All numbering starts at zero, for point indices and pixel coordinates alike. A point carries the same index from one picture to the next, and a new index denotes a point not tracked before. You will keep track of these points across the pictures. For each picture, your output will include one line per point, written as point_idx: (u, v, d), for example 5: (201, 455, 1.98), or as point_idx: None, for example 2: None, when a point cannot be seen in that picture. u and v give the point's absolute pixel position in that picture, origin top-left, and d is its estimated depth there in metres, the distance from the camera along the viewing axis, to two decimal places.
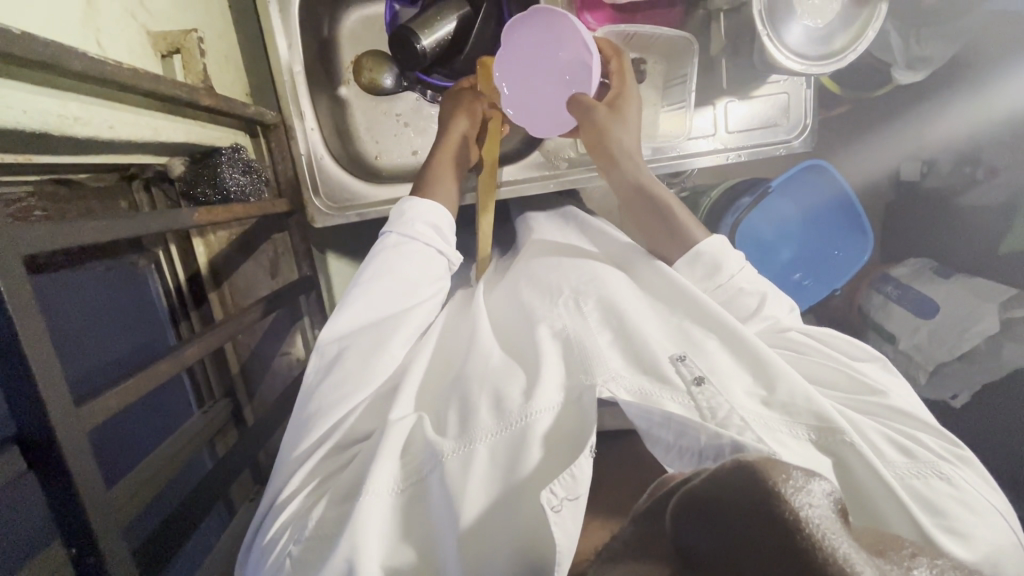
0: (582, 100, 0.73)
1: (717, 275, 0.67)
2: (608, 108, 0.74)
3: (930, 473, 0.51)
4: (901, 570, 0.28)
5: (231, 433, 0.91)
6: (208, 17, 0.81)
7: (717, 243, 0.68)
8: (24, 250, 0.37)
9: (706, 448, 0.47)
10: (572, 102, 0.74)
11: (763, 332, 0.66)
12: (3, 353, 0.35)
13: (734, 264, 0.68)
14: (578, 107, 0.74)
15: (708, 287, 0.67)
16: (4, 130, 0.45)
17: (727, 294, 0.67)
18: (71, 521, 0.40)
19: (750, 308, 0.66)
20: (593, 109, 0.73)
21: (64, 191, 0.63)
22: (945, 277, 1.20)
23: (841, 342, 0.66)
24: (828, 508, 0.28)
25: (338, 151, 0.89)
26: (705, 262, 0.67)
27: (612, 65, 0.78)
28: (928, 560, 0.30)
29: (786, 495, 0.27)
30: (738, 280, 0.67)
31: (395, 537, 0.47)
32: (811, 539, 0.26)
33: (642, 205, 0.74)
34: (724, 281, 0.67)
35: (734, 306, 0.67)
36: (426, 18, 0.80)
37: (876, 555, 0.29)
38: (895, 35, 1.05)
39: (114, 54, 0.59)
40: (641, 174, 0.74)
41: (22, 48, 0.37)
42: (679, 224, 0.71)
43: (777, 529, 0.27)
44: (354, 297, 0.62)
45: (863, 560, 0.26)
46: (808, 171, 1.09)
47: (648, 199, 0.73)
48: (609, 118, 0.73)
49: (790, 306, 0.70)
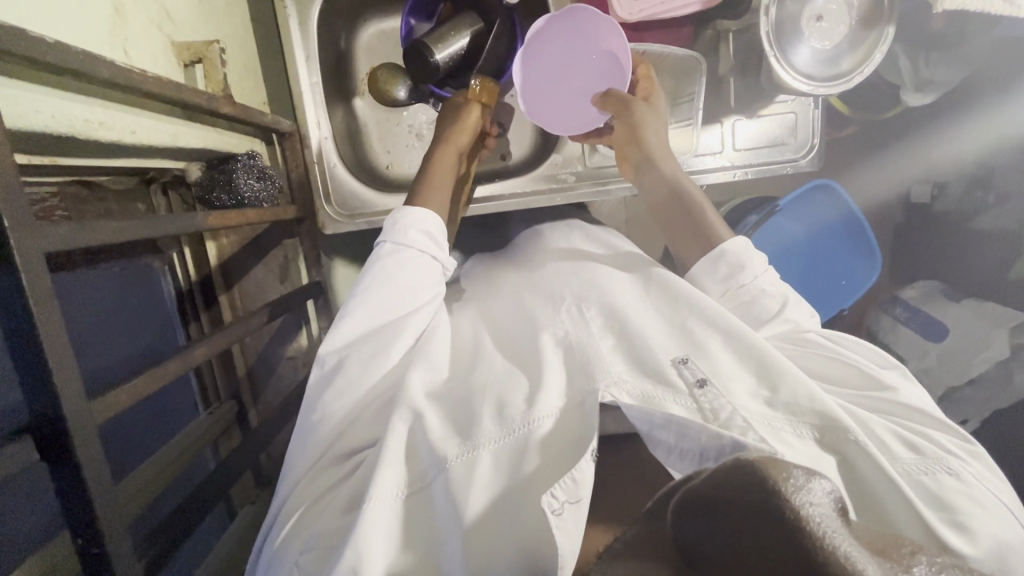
0: (620, 95, 0.79)
1: (739, 275, 0.67)
2: (645, 104, 0.79)
3: (937, 469, 0.51)
4: (902, 569, 0.28)
5: (235, 434, 0.93)
6: (229, 28, 0.84)
7: (740, 244, 0.69)
8: (47, 247, 0.39)
9: (707, 448, 0.46)
10: (609, 97, 0.80)
11: (781, 335, 0.66)
12: (24, 345, 0.37)
13: (758, 265, 0.68)
14: (615, 101, 0.79)
15: (728, 287, 0.68)
16: (34, 133, 0.47)
17: (748, 295, 0.67)
18: (77, 510, 0.41)
19: (771, 310, 0.66)
20: (630, 103, 0.78)
21: (86, 193, 0.66)
22: (954, 300, 1.19)
23: (852, 343, 0.66)
24: (829, 507, 0.28)
25: (350, 159, 0.91)
26: (728, 262, 0.68)
27: (641, 69, 0.83)
28: (930, 558, 0.30)
29: (787, 493, 0.28)
30: (763, 280, 0.68)
31: (403, 539, 0.49)
32: (812, 538, 0.26)
33: (670, 199, 0.76)
34: (747, 281, 0.67)
35: (755, 308, 0.67)
36: (440, 33, 0.82)
37: (877, 555, 0.29)
38: (903, 58, 1.07)
39: (139, 62, 0.61)
40: (679, 174, 0.77)
41: (55, 55, 0.40)
42: (702, 219, 0.73)
43: (779, 532, 0.27)
44: (355, 304, 0.63)
45: (864, 559, 0.27)
46: (821, 193, 1.11)
47: (682, 199, 0.75)
48: (645, 112, 0.78)
49: (812, 313, 0.69)
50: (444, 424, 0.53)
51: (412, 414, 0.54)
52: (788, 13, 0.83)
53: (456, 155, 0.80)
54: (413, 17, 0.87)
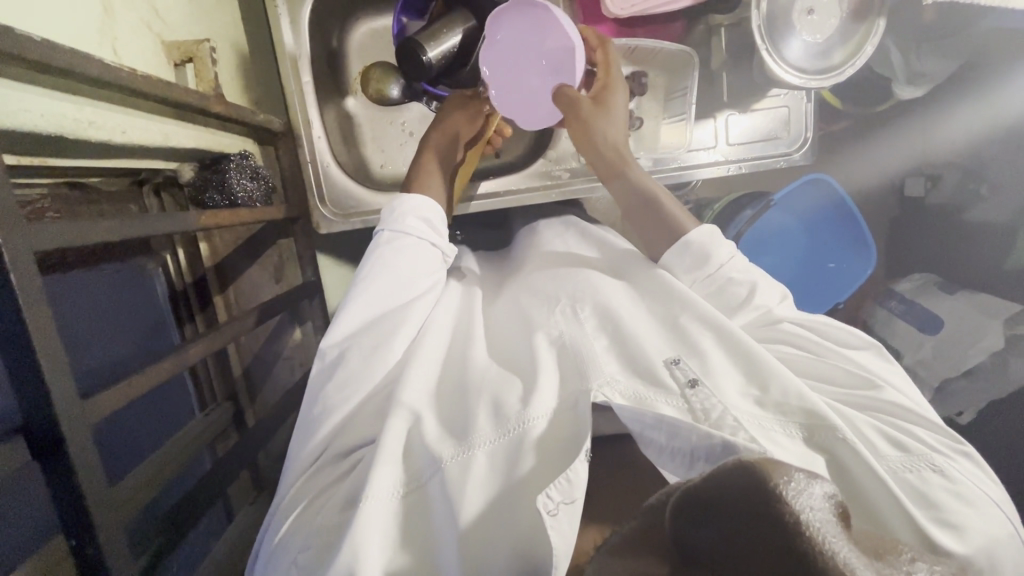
0: (568, 94, 0.74)
1: (705, 265, 0.68)
2: (595, 102, 0.76)
3: (923, 466, 0.51)
4: (899, 573, 0.28)
5: (232, 436, 0.92)
6: (219, 27, 0.83)
7: (705, 235, 0.69)
8: (37, 246, 0.38)
9: (697, 448, 0.47)
10: (560, 97, 0.75)
11: (754, 322, 0.66)
12: (14, 345, 0.36)
13: (722, 253, 0.69)
14: (564, 102, 0.74)
15: (695, 277, 0.68)
16: (22, 132, 0.46)
17: (717, 283, 0.68)
18: (72, 512, 0.41)
19: (740, 297, 0.67)
20: (578, 103, 0.74)
21: (75, 194, 0.65)
22: (949, 291, 1.19)
23: (835, 330, 0.66)
24: (828, 510, 0.28)
25: (342, 158, 0.91)
26: (693, 253, 0.69)
27: (598, 54, 0.79)
28: (927, 565, 0.31)
29: (788, 499, 0.28)
30: (729, 268, 0.68)
31: (398, 541, 0.48)
32: (813, 544, 0.26)
33: (643, 203, 0.74)
34: (713, 270, 0.68)
35: (723, 296, 0.67)
36: (431, 31, 0.81)
37: (874, 559, 0.29)
38: (895, 51, 1.08)
39: (129, 61, 0.61)
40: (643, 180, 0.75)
41: (43, 54, 0.39)
42: (667, 214, 0.73)
43: (783, 541, 0.27)
44: (356, 294, 0.63)
45: (863, 564, 0.27)
46: (813, 184, 1.11)
47: (650, 200, 0.74)
48: (593, 112, 0.74)
49: (782, 295, 0.69)
50: (441, 426, 0.53)
51: (411, 415, 0.54)
52: (779, 7, 0.83)
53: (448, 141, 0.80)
54: (405, 16, 0.88)
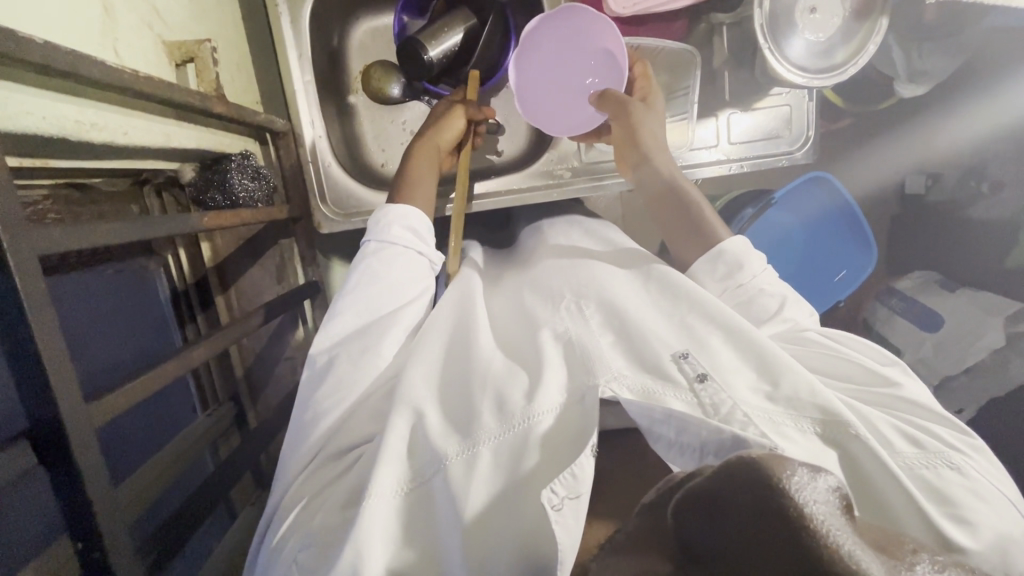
0: (619, 96, 0.78)
1: (736, 274, 0.68)
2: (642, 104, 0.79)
3: (939, 463, 0.52)
4: (905, 568, 0.28)
5: (235, 436, 0.93)
6: (220, 27, 0.83)
7: (739, 244, 0.70)
8: (41, 250, 0.38)
9: (707, 442, 0.48)
10: (607, 98, 0.79)
11: (782, 334, 0.66)
12: (18, 350, 0.36)
13: (755, 264, 0.69)
14: (614, 103, 0.79)
15: (726, 286, 0.68)
16: (23, 136, 0.46)
17: (747, 294, 0.67)
18: (77, 515, 0.41)
19: (770, 310, 0.66)
20: (628, 104, 0.78)
21: (78, 195, 0.65)
22: (950, 290, 1.20)
23: (854, 340, 0.67)
24: (832, 504, 0.28)
25: (344, 157, 0.91)
26: (726, 261, 0.69)
27: (636, 66, 0.83)
28: (931, 556, 0.31)
29: (789, 490, 0.28)
30: (761, 279, 0.69)
31: (404, 537, 0.49)
32: (815, 534, 0.27)
33: (665, 196, 0.76)
34: (745, 280, 0.68)
35: (753, 308, 0.67)
36: (433, 30, 0.81)
37: (881, 553, 0.29)
38: (897, 49, 1.07)
39: (131, 63, 0.61)
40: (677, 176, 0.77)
41: (42, 56, 0.39)
42: (703, 220, 0.73)
43: (789, 542, 0.27)
44: (343, 303, 0.64)
45: (868, 559, 0.26)
46: (816, 185, 1.11)
47: (682, 200, 0.75)
48: (643, 112, 0.78)
49: (810, 312, 0.69)
50: (445, 421, 0.53)
51: (413, 412, 0.54)
52: (782, 6, 0.83)
53: (433, 151, 0.79)
54: (405, 14, 0.87)
